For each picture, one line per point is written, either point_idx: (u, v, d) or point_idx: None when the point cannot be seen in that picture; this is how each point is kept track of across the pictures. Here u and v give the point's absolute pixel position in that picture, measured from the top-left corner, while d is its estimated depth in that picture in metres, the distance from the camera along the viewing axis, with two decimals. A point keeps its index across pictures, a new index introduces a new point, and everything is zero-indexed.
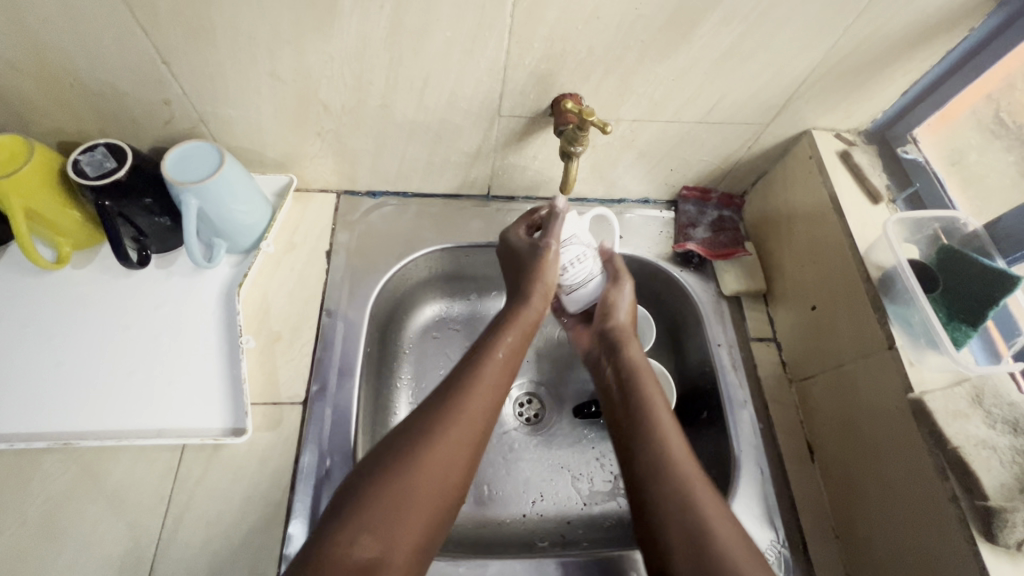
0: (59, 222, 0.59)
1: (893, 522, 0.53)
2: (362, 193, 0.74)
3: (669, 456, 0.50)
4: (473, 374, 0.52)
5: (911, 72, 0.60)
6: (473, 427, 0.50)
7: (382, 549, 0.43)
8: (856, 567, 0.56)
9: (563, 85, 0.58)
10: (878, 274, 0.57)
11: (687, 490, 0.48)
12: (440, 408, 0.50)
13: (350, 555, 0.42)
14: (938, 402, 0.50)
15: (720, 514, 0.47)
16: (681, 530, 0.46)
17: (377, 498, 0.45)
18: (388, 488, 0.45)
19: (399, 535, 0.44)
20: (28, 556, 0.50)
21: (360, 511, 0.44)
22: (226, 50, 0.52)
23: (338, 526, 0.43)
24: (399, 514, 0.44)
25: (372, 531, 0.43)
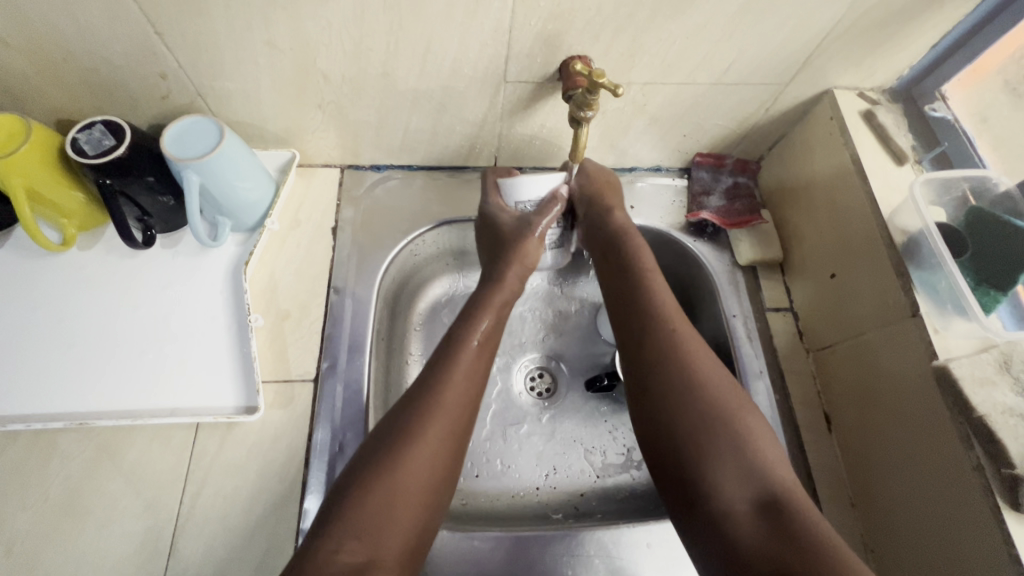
0: (63, 203, 0.58)
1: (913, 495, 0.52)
2: (366, 167, 0.72)
3: (669, 333, 0.53)
4: (450, 358, 0.54)
5: (942, 23, 0.56)
6: (458, 400, 0.51)
7: (369, 552, 0.43)
8: (875, 538, 0.55)
9: (571, 47, 0.55)
10: (902, 239, 0.55)
11: (708, 380, 0.50)
12: (420, 404, 0.50)
13: (337, 559, 0.42)
14: (965, 369, 0.48)
15: (739, 402, 0.50)
16: (700, 415, 0.49)
17: (365, 499, 0.44)
18: (377, 486, 0.45)
19: (387, 535, 0.44)
20: (53, 532, 0.51)
21: (350, 513, 0.44)
22: (220, 18, 0.49)
23: (327, 531, 0.43)
24: (387, 512, 0.44)
25: (358, 534, 0.43)
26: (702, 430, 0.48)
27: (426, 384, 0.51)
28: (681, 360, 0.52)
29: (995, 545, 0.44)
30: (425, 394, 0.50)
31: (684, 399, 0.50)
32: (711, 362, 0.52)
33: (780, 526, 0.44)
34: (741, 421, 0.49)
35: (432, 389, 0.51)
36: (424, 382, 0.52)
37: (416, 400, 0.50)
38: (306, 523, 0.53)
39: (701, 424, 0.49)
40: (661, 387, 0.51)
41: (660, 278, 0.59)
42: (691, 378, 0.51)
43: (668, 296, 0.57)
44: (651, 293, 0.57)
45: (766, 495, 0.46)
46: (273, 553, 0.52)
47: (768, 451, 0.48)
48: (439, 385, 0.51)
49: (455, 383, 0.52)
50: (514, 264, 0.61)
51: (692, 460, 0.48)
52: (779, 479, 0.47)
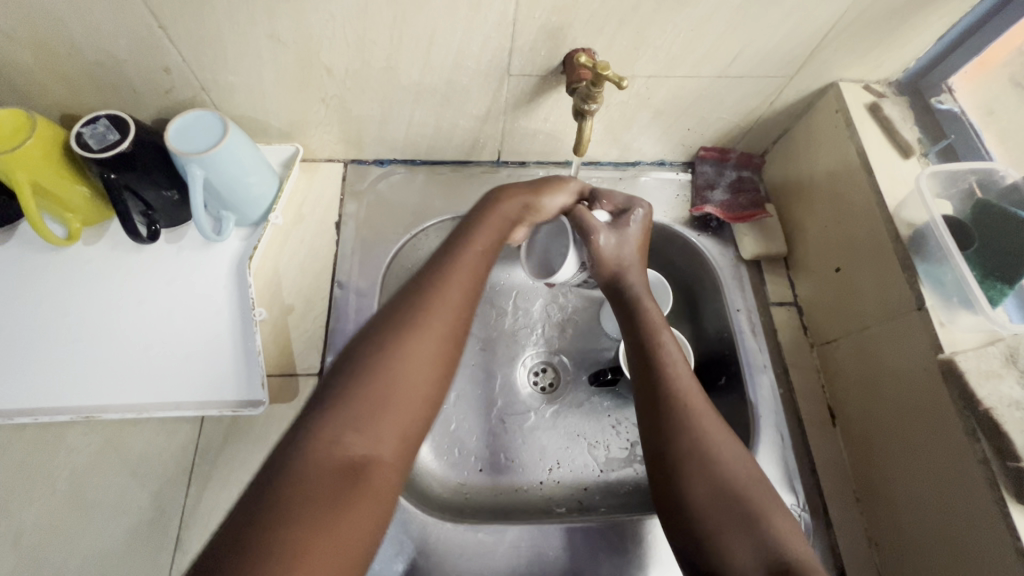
0: (67, 198, 0.58)
1: (915, 488, 0.52)
2: (369, 162, 0.72)
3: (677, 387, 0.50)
4: (438, 283, 0.50)
5: (950, 15, 0.56)
6: (450, 325, 0.48)
7: (369, 446, 0.41)
8: (878, 531, 0.56)
9: (575, 40, 0.55)
10: (908, 232, 0.55)
11: (718, 449, 0.47)
12: (413, 298, 0.48)
13: (335, 450, 0.40)
14: (971, 362, 0.48)
15: (753, 479, 0.46)
16: (712, 486, 0.45)
17: (356, 396, 0.43)
18: (374, 374, 0.44)
19: (382, 431, 0.42)
20: (60, 523, 0.52)
21: (343, 408, 0.42)
22: (222, 11, 0.49)
23: (322, 422, 0.41)
24: (383, 407, 0.43)
25: (358, 428, 0.42)
26: (716, 497, 0.45)
27: (412, 294, 0.49)
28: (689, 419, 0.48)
29: (999, 538, 0.44)
30: (418, 295, 0.49)
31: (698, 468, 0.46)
32: (724, 430, 0.48)
33: None
34: (750, 491, 0.45)
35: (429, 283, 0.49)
36: (413, 299, 0.48)
37: (410, 295, 0.49)
38: None
39: (715, 500, 0.44)
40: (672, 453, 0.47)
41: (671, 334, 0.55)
42: (703, 440, 0.47)
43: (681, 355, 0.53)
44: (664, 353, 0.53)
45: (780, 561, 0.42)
46: None
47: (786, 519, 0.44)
48: (428, 305, 0.48)
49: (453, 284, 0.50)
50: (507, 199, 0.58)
51: (705, 526, 0.44)
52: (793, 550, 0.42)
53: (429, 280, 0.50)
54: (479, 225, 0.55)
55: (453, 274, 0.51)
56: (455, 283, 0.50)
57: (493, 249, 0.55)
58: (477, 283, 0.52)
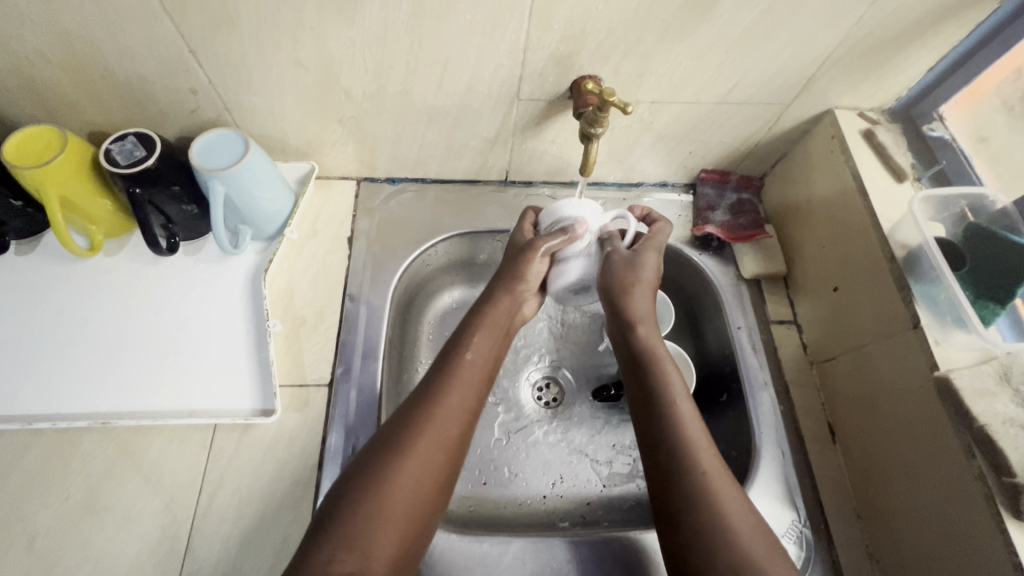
0: (92, 211, 0.61)
1: (914, 504, 0.52)
2: (381, 180, 0.75)
3: (679, 424, 0.50)
4: (441, 400, 0.51)
5: (939, 47, 0.58)
6: (446, 441, 0.49)
7: (361, 563, 0.42)
8: (880, 549, 0.56)
9: (582, 68, 0.58)
10: (902, 253, 0.57)
11: (720, 492, 0.46)
12: (419, 407, 0.51)
13: (332, 568, 0.41)
14: (965, 380, 0.49)
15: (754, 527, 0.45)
16: (710, 531, 0.45)
17: (356, 509, 0.44)
18: (371, 489, 0.45)
19: (374, 546, 0.43)
20: (73, 528, 0.53)
21: (344, 523, 0.43)
22: (250, 37, 0.52)
23: (319, 542, 0.43)
24: (374, 525, 0.44)
25: (350, 544, 0.43)
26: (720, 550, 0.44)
27: (421, 409, 0.50)
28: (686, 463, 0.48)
29: (998, 553, 0.45)
30: (430, 391, 0.52)
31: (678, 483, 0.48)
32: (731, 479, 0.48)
33: None
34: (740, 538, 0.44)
35: (433, 388, 0.52)
36: (423, 407, 0.51)
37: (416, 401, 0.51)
38: None
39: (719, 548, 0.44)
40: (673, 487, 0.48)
41: (675, 369, 0.55)
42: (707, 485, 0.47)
43: (685, 395, 0.53)
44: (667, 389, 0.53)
45: None
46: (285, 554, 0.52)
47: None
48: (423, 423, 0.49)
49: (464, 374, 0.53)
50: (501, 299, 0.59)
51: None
52: None
53: (436, 378, 0.53)
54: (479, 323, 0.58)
55: (456, 378, 0.53)
56: (457, 397, 0.52)
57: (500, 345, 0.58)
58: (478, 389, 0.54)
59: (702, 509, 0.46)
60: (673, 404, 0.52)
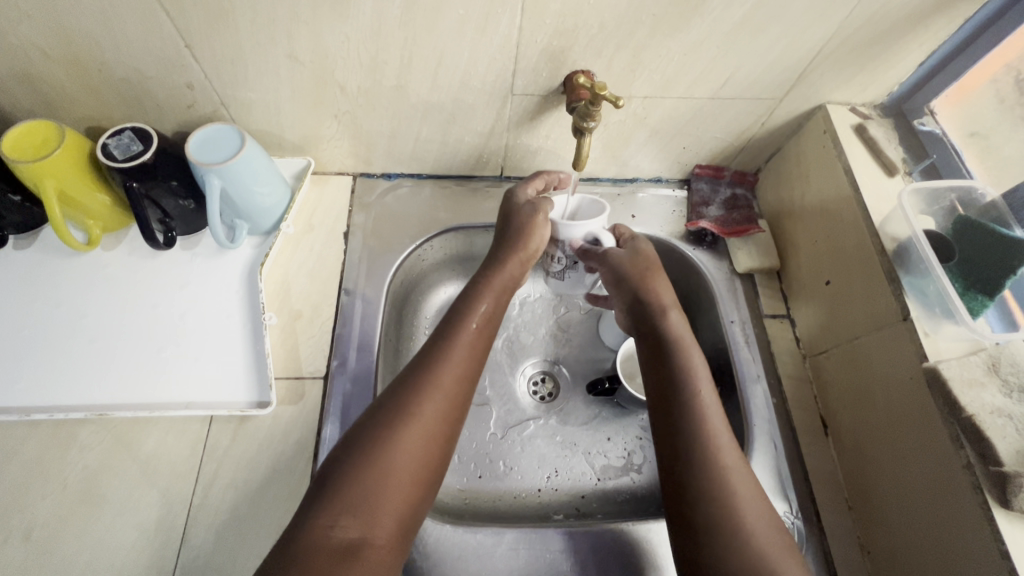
0: (89, 205, 0.61)
1: (905, 495, 0.53)
2: (378, 175, 0.75)
3: (697, 402, 0.51)
4: (433, 368, 0.51)
5: (929, 42, 0.59)
6: (443, 408, 0.50)
7: (364, 528, 0.43)
8: (872, 541, 0.56)
9: (575, 63, 0.58)
10: (892, 246, 0.57)
11: (727, 467, 0.48)
12: (419, 373, 0.51)
13: (332, 535, 0.42)
14: (953, 370, 0.50)
15: (758, 504, 0.47)
16: (718, 506, 0.46)
17: (356, 477, 0.45)
18: (373, 456, 0.46)
19: (378, 512, 0.44)
20: (70, 517, 0.53)
21: (344, 492, 0.44)
22: (246, 32, 0.53)
23: (317, 510, 0.43)
24: (379, 490, 0.45)
25: (354, 511, 0.44)
26: (722, 522, 0.46)
27: (414, 378, 0.50)
28: (704, 440, 0.49)
29: (985, 541, 0.45)
30: (433, 356, 0.52)
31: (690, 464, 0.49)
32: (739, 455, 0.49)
33: None
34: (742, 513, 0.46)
35: (436, 353, 0.52)
36: (423, 371, 0.51)
37: (419, 365, 0.52)
38: None
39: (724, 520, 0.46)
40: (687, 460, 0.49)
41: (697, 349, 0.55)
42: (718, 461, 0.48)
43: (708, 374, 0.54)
44: (687, 368, 0.54)
45: None
46: None
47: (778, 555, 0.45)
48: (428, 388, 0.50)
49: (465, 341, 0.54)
50: (509, 264, 0.59)
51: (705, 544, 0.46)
52: None
53: (439, 342, 0.53)
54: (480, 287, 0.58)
55: (450, 347, 0.53)
56: (450, 365, 0.52)
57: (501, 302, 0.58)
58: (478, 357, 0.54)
59: (712, 489, 0.47)
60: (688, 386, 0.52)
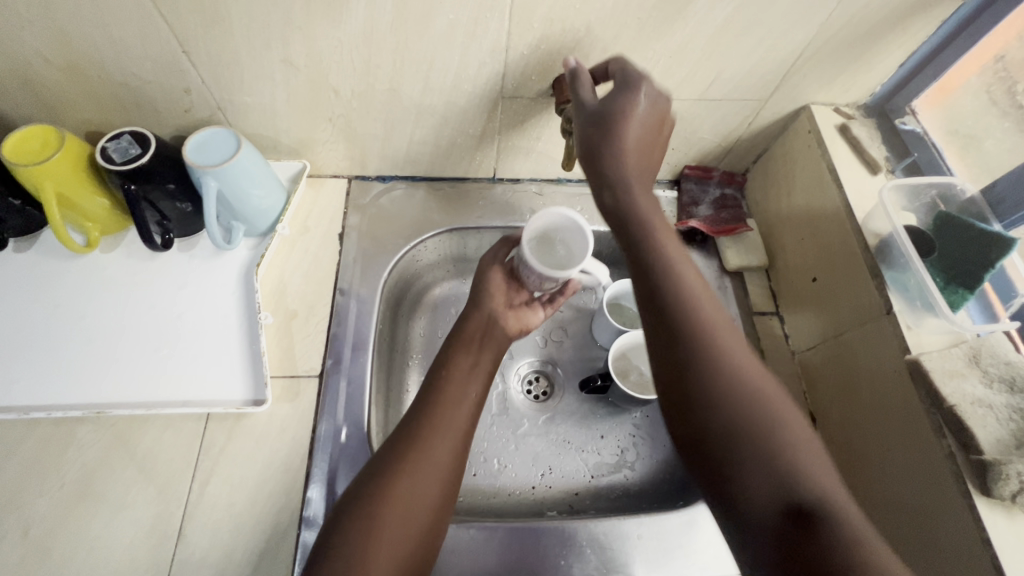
0: (88, 209, 0.62)
1: (896, 514, 0.53)
2: (372, 178, 0.77)
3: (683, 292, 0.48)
4: (428, 425, 0.52)
5: (909, 44, 0.60)
6: (435, 458, 0.50)
7: None
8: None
9: (563, 66, 0.60)
10: (875, 241, 0.59)
11: (733, 359, 0.46)
12: (415, 425, 0.52)
13: None
14: (934, 362, 0.51)
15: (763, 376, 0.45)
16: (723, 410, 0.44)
17: (350, 529, 0.45)
18: (364, 511, 0.46)
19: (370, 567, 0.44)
20: (69, 515, 0.54)
21: (337, 547, 0.44)
22: (241, 37, 0.54)
23: (317, 561, 0.44)
24: (370, 546, 0.44)
25: (345, 564, 0.43)
26: (740, 435, 0.43)
27: (406, 435, 0.51)
28: (697, 334, 0.46)
29: (967, 527, 0.46)
30: (429, 412, 0.53)
31: (752, 438, 0.42)
32: (743, 346, 0.47)
33: (819, 533, 0.38)
34: (768, 411, 0.43)
35: (427, 410, 0.54)
36: (417, 424, 0.52)
37: (414, 418, 0.53)
38: (309, 510, 0.56)
39: (742, 423, 0.43)
40: (686, 353, 0.46)
41: (670, 234, 0.51)
42: (720, 354, 0.45)
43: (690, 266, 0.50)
44: (671, 261, 0.49)
45: (799, 507, 0.39)
46: (275, 541, 0.54)
47: (798, 450, 0.42)
48: (418, 441, 0.51)
49: (452, 393, 0.56)
50: (471, 317, 0.63)
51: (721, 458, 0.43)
52: (811, 490, 0.40)
53: (432, 394, 0.55)
54: (458, 347, 0.60)
55: (444, 397, 0.55)
56: (445, 420, 0.53)
57: (482, 358, 0.60)
58: (468, 410, 0.55)
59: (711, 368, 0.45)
60: (719, 339, 0.46)
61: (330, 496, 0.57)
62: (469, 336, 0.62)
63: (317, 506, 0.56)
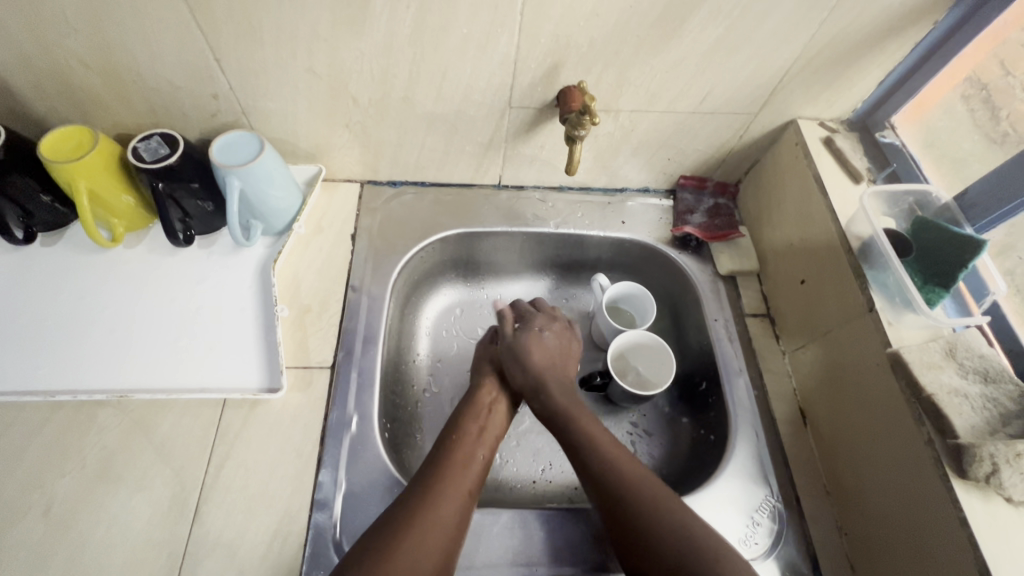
0: (115, 205, 0.66)
1: (892, 543, 0.54)
2: (384, 183, 0.81)
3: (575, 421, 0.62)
4: (437, 483, 0.55)
5: (886, 63, 0.65)
6: (442, 514, 0.53)
7: None
8: (858, 556, 0.58)
9: (567, 79, 0.64)
10: (857, 244, 0.62)
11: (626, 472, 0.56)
12: (425, 485, 0.55)
13: None
14: (913, 354, 0.54)
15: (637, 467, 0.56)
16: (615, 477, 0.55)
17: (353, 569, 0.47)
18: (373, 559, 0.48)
19: None
20: (89, 494, 0.56)
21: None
22: (270, 47, 0.58)
23: None
24: None
25: None
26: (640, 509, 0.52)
27: (415, 495, 0.54)
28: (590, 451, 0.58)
29: (947, 510, 0.48)
30: (437, 474, 0.57)
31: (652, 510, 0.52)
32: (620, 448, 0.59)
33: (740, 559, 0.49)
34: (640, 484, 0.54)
35: (435, 472, 0.57)
36: (425, 482, 0.55)
37: (424, 478, 0.56)
38: (321, 493, 0.58)
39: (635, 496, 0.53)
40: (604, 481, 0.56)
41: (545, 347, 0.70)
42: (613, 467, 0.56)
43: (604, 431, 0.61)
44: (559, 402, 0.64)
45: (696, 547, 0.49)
46: (287, 522, 0.56)
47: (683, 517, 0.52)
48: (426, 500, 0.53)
49: (458, 457, 0.59)
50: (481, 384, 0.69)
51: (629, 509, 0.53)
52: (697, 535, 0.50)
53: (439, 458, 0.59)
54: (468, 414, 0.65)
55: (450, 459, 0.59)
56: (451, 479, 0.56)
57: (488, 428, 0.64)
58: (474, 471, 0.59)
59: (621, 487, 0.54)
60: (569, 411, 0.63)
61: (341, 480, 0.59)
62: (483, 399, 0.67)
63: (328, 490, 0.58)
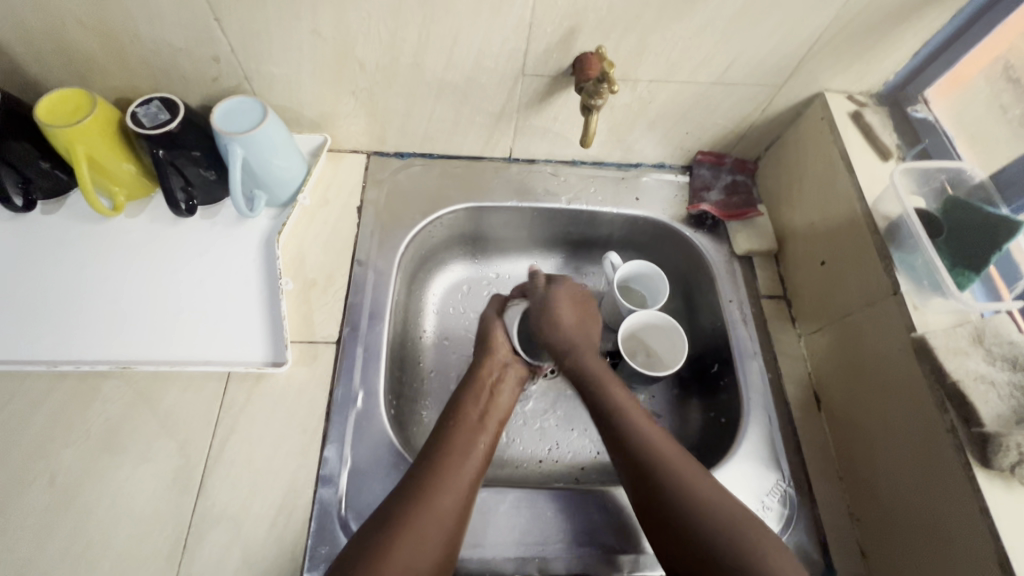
0: (115, 173, 0.64)
1: (905, 533, 0.53)
2: (391, 154, 0.78)
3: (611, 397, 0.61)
4: (433, 475, 0.54)
5: (924, 32, 0.61)
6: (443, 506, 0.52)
7: None
8: (868, 542, 0.57)
9: (584, 45, 0.61)
10: (884, 224, 0.60)
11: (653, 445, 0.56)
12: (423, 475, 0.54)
13: None
14: (939, 339, 0.52)
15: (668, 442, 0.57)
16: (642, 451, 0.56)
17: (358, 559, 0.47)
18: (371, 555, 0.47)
19: None
20: (94, 465, 0.56)
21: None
22: (273, 7, 0.55)
23: None
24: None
25: None
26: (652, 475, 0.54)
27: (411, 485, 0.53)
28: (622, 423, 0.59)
29: (967, 500, 0.47)
30: (435, 463, 0.55)
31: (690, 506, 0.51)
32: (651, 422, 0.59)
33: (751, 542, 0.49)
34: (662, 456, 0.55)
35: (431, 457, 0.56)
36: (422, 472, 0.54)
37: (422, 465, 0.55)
38: (326, 469, 0.57)
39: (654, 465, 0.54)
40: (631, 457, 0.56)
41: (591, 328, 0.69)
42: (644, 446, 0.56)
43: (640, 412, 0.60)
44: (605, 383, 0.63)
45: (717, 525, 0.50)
46: (291, 498, 0.55)
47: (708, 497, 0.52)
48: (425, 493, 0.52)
49: (457, 445, 0.58)
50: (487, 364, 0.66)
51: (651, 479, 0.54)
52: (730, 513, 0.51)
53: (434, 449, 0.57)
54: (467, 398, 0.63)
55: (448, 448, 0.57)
56: (449, 470, 0.55)
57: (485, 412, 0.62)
58: (475, 461, 0.57)
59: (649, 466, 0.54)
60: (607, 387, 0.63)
61: (346, 456, 0.58)
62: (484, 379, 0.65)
63: (333, 465, 0.57)
